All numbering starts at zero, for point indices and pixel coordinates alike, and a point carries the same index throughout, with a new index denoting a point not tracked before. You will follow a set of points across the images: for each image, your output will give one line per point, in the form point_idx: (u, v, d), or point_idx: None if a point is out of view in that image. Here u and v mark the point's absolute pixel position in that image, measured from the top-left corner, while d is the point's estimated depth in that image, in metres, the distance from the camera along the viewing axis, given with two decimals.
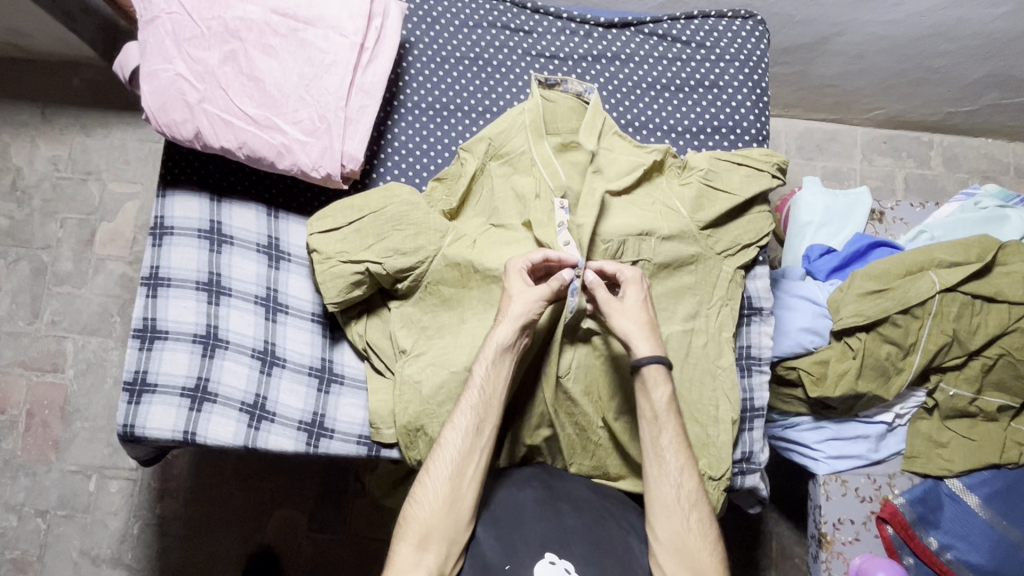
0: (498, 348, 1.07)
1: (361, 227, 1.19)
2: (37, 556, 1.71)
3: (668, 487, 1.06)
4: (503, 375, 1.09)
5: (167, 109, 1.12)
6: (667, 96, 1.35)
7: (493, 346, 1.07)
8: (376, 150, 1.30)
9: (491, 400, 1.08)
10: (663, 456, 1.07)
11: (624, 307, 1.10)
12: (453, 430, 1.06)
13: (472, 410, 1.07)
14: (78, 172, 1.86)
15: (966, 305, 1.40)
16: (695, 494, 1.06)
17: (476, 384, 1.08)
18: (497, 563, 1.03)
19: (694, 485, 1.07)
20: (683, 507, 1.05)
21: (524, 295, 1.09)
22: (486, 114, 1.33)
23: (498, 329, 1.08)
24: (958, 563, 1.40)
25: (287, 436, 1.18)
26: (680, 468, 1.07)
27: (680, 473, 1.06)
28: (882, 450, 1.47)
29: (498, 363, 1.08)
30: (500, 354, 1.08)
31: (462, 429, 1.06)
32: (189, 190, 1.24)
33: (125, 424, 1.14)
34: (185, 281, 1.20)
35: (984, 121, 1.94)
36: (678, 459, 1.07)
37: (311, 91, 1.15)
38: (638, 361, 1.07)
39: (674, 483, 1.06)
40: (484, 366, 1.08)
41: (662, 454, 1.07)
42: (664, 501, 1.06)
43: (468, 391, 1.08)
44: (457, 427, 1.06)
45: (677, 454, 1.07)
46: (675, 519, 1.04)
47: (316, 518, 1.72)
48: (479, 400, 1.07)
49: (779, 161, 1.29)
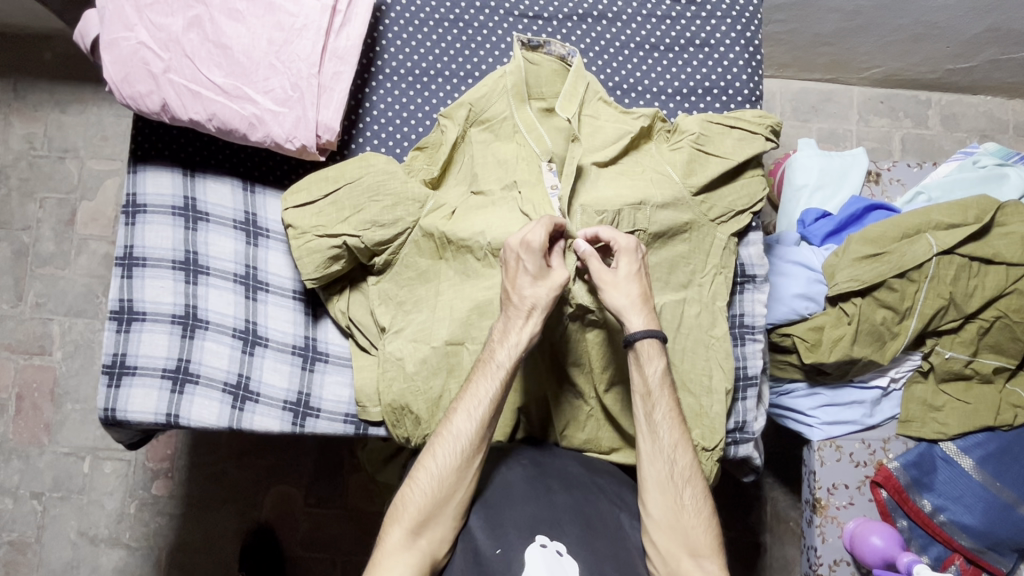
0: (528, 344, 1.05)
1: (337, 199, 1.15)
2: (35, 537, 1.71)
3: (665, 466, 1.03)
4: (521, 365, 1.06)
5: (130, 80, 1.07)
6: (656, 56, 1.30)
7: (523, 340, 1.04)
8: (353, 120, 1.25)
9: (508, 389, 1.05)
10: (656, 432, 1.05)
11: (615, 280, 1.07)
12: (466, 419, 1.02)
13: (490, 400, 1.03)
14: (54, 150, 1.80)
15: (963, 268, 1.37)
16: (689, 470, 1.04)
17: (498, 374, 1.03)
18: (484, 544, 1.01)
19: (688, 462, 1.04)
20: (677, 485, 1.03)
21: (546, 281, 1.05)
22: (468, 79, 1.27)
23: (526, 323, 1.04)
24: (952, 525, 1.40)
25: (273, 416, 1.16)
26: (677, 442, 1.04)
27: (674, 449, 1.04)
28: (876, 415, 1.47)
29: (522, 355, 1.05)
30: (528, 349, 1.05)
31: (476, 419, 1.02)
32: (161, 165, 1.20)
33: (106, 408, 1.11)
34: (160, 261, 1.16)
35: (984, 78, 1.89)
36: (673, 435, 1.05)
37: (282, 58, 1.10)
38: (631, 336, 1.04)
39: (669, 459, 1.04)
40: (507, 356, 1.04)
41: (657, 429, 1.05)
42: (654, 481, 1.03)
43: (486, 380, 1.03)
44: (473, 417, 1.02)
45: (673, 430, 1.05)
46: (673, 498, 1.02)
47: (312, 493, 1.71)
48: (498, 390, 1.03)
49: (772, 123, 1.24)
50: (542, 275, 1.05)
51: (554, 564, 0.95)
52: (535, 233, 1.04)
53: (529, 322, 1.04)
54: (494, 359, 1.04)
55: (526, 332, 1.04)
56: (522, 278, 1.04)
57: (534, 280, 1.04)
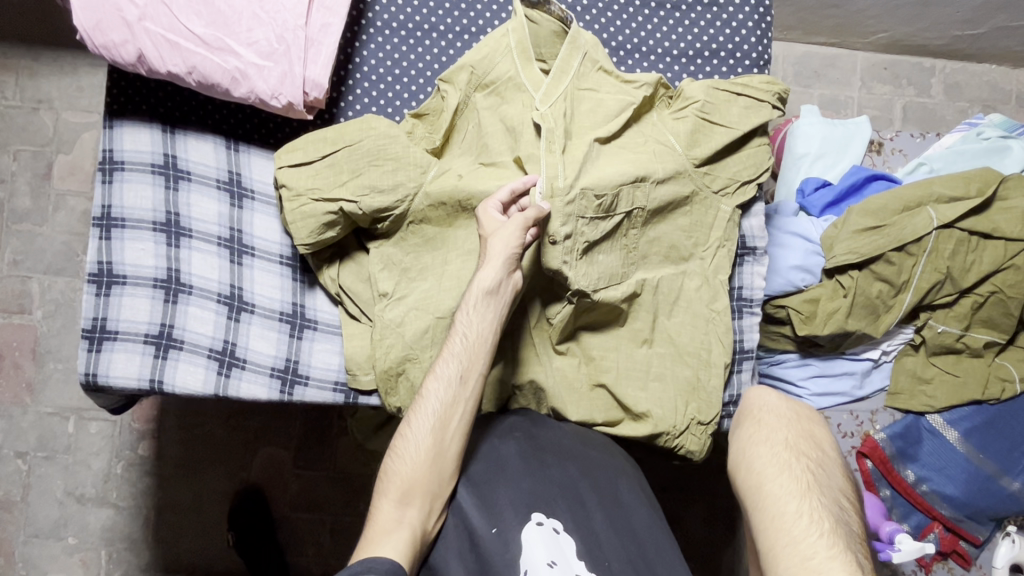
0: (479, 293, 1.00)
1: (336, 161, 1.11)
2: (21, 496, 1.69)
3: (808, 497, 0.89)
4: (488, 321, 1.02)
5: (103, 29, 1.00)
6: (662, 15, 1.24)
7: (474, 292, 1.01)
8: (342, 76, 1.19)
9: (476, 350, 1.01)
10: (769, 466, 0.94)
11: (747, 452, 0.97)
12: (436, 380, 1.00)
13: (457, 358, 1.01)
14: (27, 100, 1.72)
15: (962, 242, 1.35)
16: (791, 486, 0.90)
17: (459, 332, 1.01)
18: (482, 526, 0.98)
19: (789, 480, 0.91)
20: (826, 493, 0.90)
21: (505, 235, 1.00)
22: (465, 34, 1.21)
23: (483, 273, 1.00)
24: (934, 495, 1.44)
25: (260, 384, 1.13)
26: (815, 536, 0.84)
27: (802, 502, 0.88)
28: (866, 387, 1.47)
29: (484, 310, 1.01)
30: (489, 301, 1.01)
31: (445, 379, 1.00)
32: (138, 120, 1.14)
33: (87, 373, 1.07)
34: (141, 222, 1.11)
35: (990, 46, 1.84)
36: (777, 466, 0.93)
37: (266, 8, 1.04)
38: (762, 420, 1.01)
39: (804, 501, 0.88)
40: (467, 314, 1.01)
41: (763, 466, 0.94)
42: (780, 455, 0.95)
43: (453, 337, 1.02)
44: (441, 375, 1.00)
45: (788, 544, 0.84)
46: (824, 475, 0.94)
47: (301, 456, 1.71)
48: (464, 349, 1.01)
49: (779, 90, 1.20)
50: (497, 231, 1.01)
51: (552, 543, 0.96)
52: (500, 193, 1.04)
53: (483, 270, 1.00)
54: (455, 323, 1.02)
55: (476, 286, 1.00)
56: (484, 236, 1.02)
57: (501, 237, 1.00)
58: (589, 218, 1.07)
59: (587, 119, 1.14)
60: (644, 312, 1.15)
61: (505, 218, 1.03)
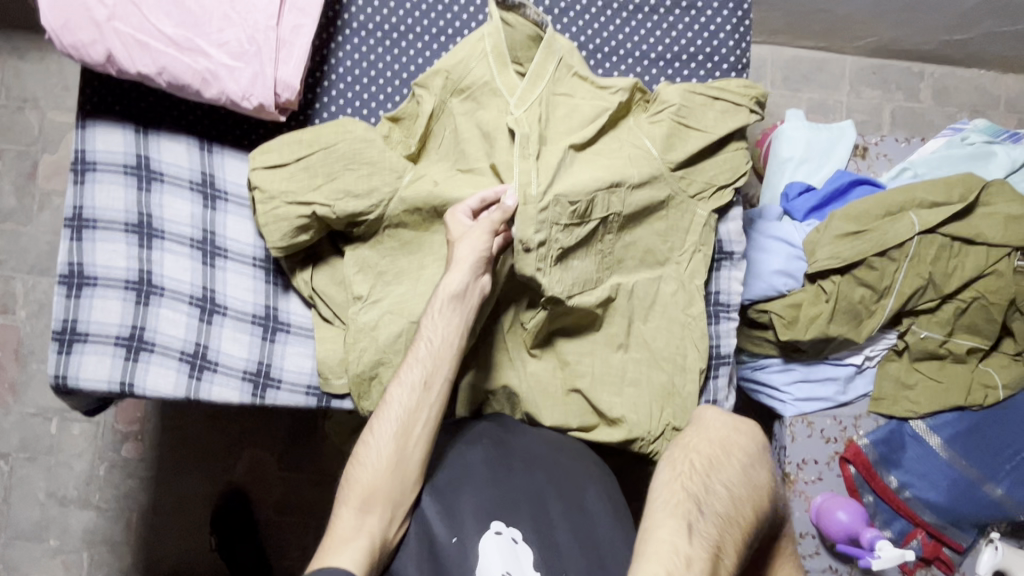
0: (445, 297, 1.00)
1: (310, 164, 1.10)
2: (2, 497, 1.68)
3: None
4: (453, 325, 1.01)
5: (71, 29, 0.99)
6: (641, 18, 1.23)
7: (440, 296, 1.00)
8: (317, 78, 1.18)
9: (442, 355, 1.00)
10: None
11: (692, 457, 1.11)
12: (399, 386, 0.99)
13: (421, 366, 1.00)
14: (13, 99, 1.71)
15: (944, 248, 1.35)
16: None
17: (424, 338, 1.01)
18: (444, 536, 0.97)
19: None
20: None
21: (472, 240, 1.00)
22: (442, 37, 1.20)
23: (452, 277, 0.99)
24: (916, 501, 1.43)
25: (231, 387, 1.12)
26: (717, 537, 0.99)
27: (668, 488, 0.88)
28: (850, 392, 1.46)
29: (450, 314, 1.00)
30: (456, 306, 1.00)
31: (409, 385, 0.99)
32: (112, 120, 1.13)
33: (56, 376, 1.06)
34: (112, 223, 1.10)
35: (978, 51, 1.84)
36: None
37: (238, 8, 1.03)
38: None
39: None
40: (433, 319, 1.00)
41: None
42: None
43: (418, 343, 1.01)
44: (404, 382, 0.99)
45: None
46: None
47: (285, 458, 1.70)
48: (428, 354, 1.00)
49: (757, 95, 1.19)
50: (466, 235, 1.01)
51: (508, 552, 0.95)
52: (467, 201, 1.04)
53: (450, 274, 1.00)
54: (421, 329, 1.01)
55: (441, 291, 1.00)
56: (454, 241, 1.02)
57: (469, 241, 1.00)
58: (563, 224, 1.05)
59: (569, 121, 1.13)
60: (620, 318, 1.14)
61: (473, 223, 1.04)
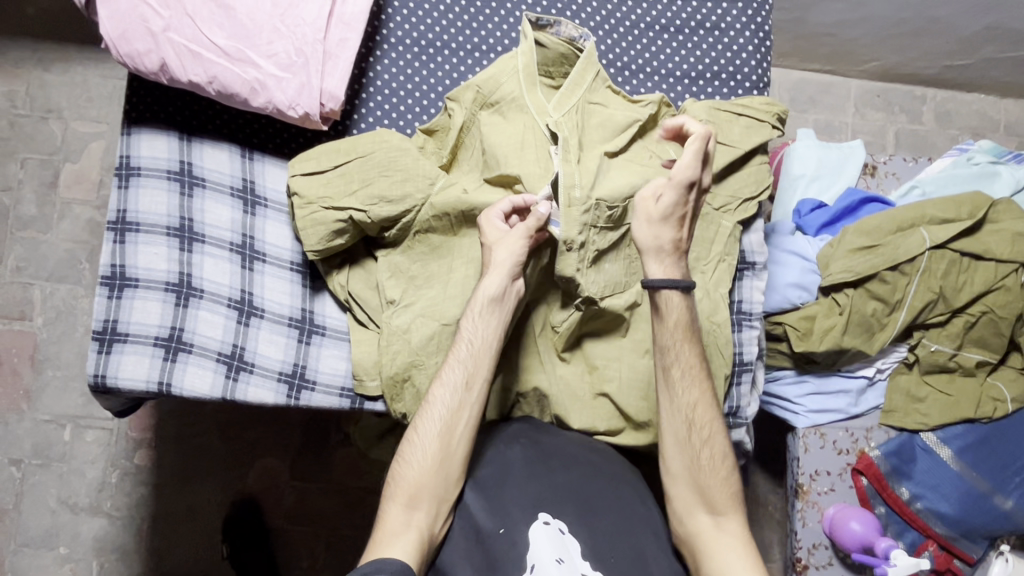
0: (485, 300, 1.04)
1: (347, 172, 1.14)
2: (14, 504, 1.68)
3: None
4: (492, 327, 1.05)
5: (128, 38, 1.03)
6: (666, 38, 1.29)
7: (481, 299, 1.04)
8: (356, 89, 1.22)
9: (483, 356, 1.04)
10: None
11: None
12: (442, 387, 1.03)
13: (462, 367, 1.04)
14: (37, 110, 1.75)
15: (955, 263, 1.40)
16: None
17: (464, 341, 1.05)
18: (491, 528, 0.99)
19: None
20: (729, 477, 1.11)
21: (508, 245, 1.05)
22: (477, 52, 1.26)
23: (492, 281, 1.04)
24: (928, 512, 1.44)
25: (267, 388, 1.14)
26: None
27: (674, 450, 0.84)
28: (861, 404, 1.49)
29: (490, 317, 1.05)
30: (497, 309, 1.05)
31: (451, 385, 1.03)
32: (155, 128, 1.17)
33: (96, 375, 1.08)
34: (154, 227, 1.13)
35: (979, 76, 1.90)
36: None
37: (286, 22, 1.08)
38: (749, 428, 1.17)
39: None
40: (473, 321, 1.05)
41: None
42: None
43: (458, 345, 1.05)
44: (447, 383, 1.03)
45: None
46: None
47: (297, 467, 1.71)
48: (468, 356, 1.04)
49: (779, 111, 1.24)
50: (501, 241, 1.06)
51: (558, 541, 0.96)
52: (500, 203, 1.09)
53: (488, 279, 1.04)
54: (461, 331, 1.05)
55: (481, 294, 1.04)
56: (490, 247, 1.07)
57: (508, 247, 1.05)
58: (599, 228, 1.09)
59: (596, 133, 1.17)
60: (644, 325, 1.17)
61: (507, 226, 1.09)
